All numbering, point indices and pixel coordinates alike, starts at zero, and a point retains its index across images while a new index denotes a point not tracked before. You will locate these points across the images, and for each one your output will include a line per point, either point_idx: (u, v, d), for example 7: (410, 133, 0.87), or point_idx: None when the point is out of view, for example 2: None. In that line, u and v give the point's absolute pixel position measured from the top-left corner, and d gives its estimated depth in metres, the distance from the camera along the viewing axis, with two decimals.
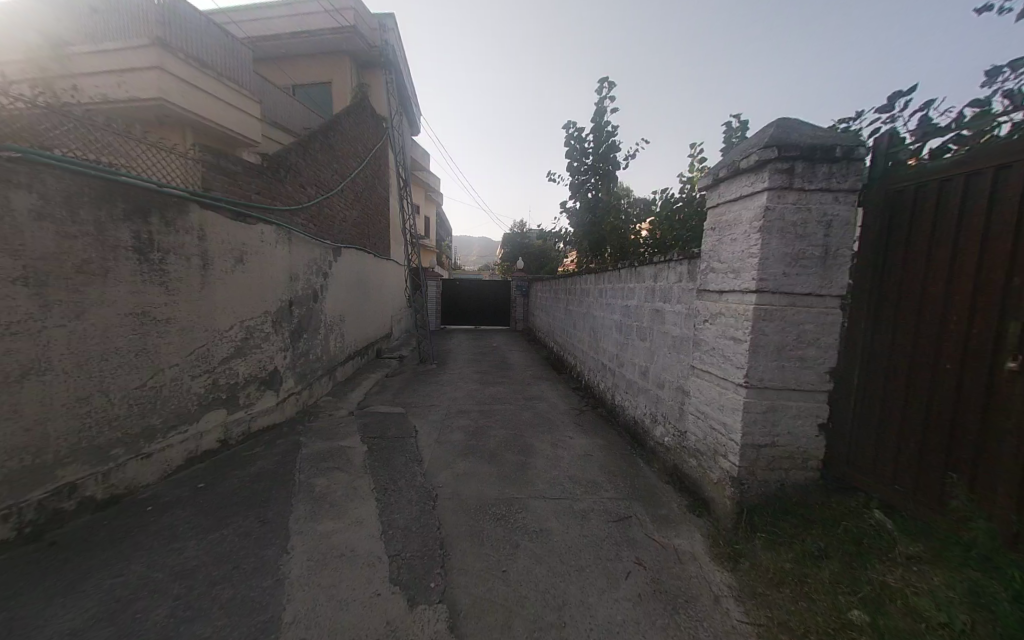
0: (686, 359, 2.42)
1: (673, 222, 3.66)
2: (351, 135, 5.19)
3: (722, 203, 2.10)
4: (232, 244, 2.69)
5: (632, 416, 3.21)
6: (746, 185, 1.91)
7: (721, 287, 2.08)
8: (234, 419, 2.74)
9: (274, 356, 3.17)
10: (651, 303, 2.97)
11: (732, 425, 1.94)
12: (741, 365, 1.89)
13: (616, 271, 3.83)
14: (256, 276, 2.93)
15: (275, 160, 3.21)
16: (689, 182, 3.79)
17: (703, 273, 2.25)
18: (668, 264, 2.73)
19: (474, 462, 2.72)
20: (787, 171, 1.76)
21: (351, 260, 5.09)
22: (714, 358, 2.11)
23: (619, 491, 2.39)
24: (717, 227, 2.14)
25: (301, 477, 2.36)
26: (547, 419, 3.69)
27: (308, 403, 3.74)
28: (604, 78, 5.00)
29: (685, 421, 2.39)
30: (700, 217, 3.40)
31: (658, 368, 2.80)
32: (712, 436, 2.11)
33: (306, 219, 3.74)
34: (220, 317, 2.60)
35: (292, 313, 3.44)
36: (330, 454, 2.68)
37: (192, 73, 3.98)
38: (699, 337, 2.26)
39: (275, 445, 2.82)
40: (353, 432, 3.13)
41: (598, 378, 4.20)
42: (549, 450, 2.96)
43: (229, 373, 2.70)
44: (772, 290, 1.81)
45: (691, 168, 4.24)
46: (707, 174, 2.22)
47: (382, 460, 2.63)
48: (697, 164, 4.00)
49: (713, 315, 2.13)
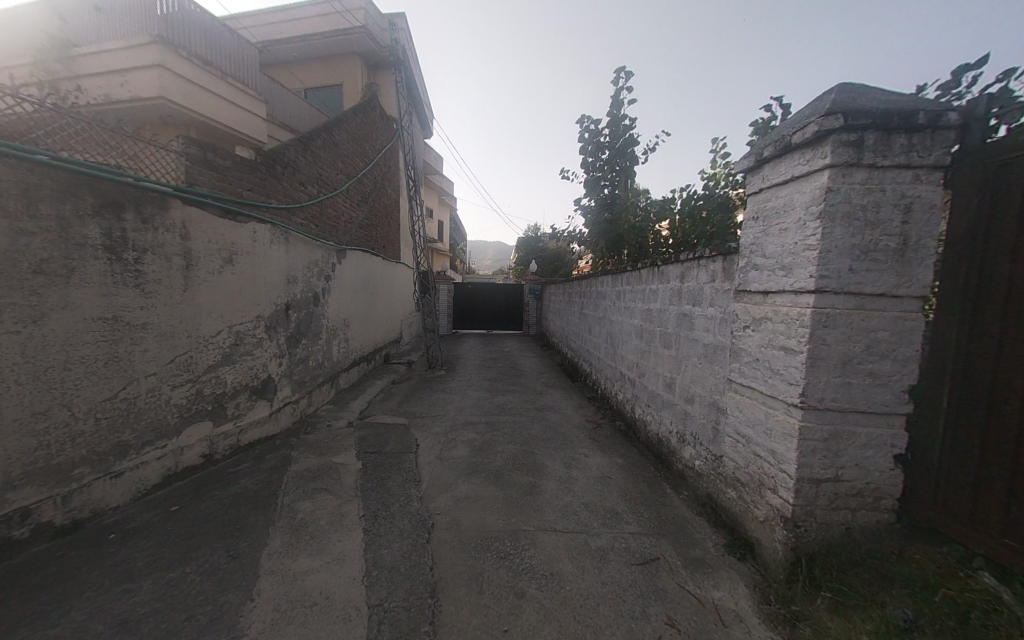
0: (721, 371, 2.08)
1: (698, 218, 3.36)
2: (357, 134, 5.03)
3: (767, 186, 1.77)
4: (219, 244, 2.51)
5: (656, 433, 2.86)
6: (800, 162, 1.57)
7: (766, 287, 1.75)
8: (220, 432, 2.55)
9: (268, 363, 2.97)
10: (678, 306, 2.64)
11: (784, 454, 1.60)
12: (796, 381, 1.55)
13: (636, 271, 3.50)
14: (247, 278, 2.75)
15: (271, 155, 3.03)
16: (713, 176, 3.49)
17: (743, 271, 1.92)
18: (698, 262, 2.40)
19: (478, 484, 2.43)
20: (855, 143, 1.42)
21: (356, 263, 4.92)
22: (758, 371, 1.78)
23: (642, 524, 2.06)
24: (761, 217, 1.80)
25: (285, 500, 2.13)
26: (560, 433, 3.38)
27: (307, 413, 3.54)
28: (623, 68, 4.67)
29: (721, 444, 2.05)
30: (726, 213, 3.12)
31: (687, 380, 2.46)
32: (756, 464, 1.78)
33: (306, 219, 3.57)
34: (205, 322, 2.42)
35: (289, 317, 3.25)
36: (320, 473, 2.45)
37: (196, 72, 3.90)
38: (738, 346, 1.92)
39: (264, 461, 2.61)
40: (349, 446, 2.89)
41: (617, 388, 3.86)
42: (562, 470, 2.65)
43: (215, 382, 2.51)
44: (835, 290, 1.47)
45: (716, 162, 3.91)
46: (747, 153, 1.89)
47: (375, 481, 2.38)
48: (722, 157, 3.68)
49: (756, 320, 1.80)
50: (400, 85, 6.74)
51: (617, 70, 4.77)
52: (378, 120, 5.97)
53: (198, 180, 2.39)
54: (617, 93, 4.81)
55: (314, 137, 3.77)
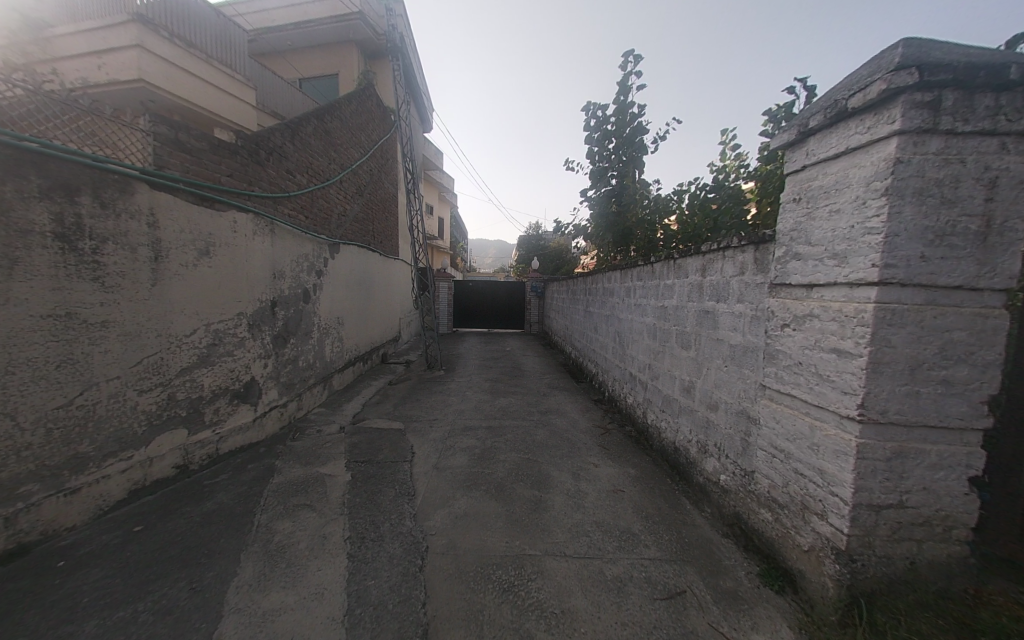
0: (753, 376, 1.85)
1: (712, 209, 3.19)
2: (352, 123, 4.80)
3: (813, 163, 1.53)
4: (194, 234, 2.28)
5: (672, 442, 2.63)
6: (858, 131, 1.33)
7: (811, 279, 1.51)
8: (196, 441, 2.33)
9: (252, 365, 2.75)
10: (698, 303, 2.40)
11: (836, 475, 1.37)
12: (852, 389, 1.32)
13: (648, 265, 3.26)
14: (228, 272, 2.53)
15: (253, 139, 2.79)
16: (724, 166, 3.32)
17: (780, 262, 1.68)
18: (722, 253, 2.16)
19: (479, 498, 2.21)
20: (930, 104, 1.18)
21: (351, 258, 4.70)
22: (800, 377, 1.54)
23: (663, 548, 1.83)
24: (805, 199, 1.57)
25: (262, 518, 1.91)
26: (567, 439, 3.15)
27: (297, 418, 3.32)
28: (631, 51, 4.42)
29: (753, 458, 1.82)
30: (741, 203, 2.95)
31: (709, 385, 2.22)
32: (797, 483, 1.55)
33: (295, 209, 3.34)
34: (177, 320, 2.20)
35: (275, 315, 3.03)
36: (305, 486, 2.22)
37: (178, 54, 3.67)
38: (774, 348, 1.69)
39: (244, 472, 2.38)
40: (338, 454, 2.67)
41: (626, 391, 3.62)
42: (570, 482, 2.42)
43: (190, 386, 2.28)
44: (903, 282, 1.24)
45: (726, 152, 3.74)
46: (786, 126, 1.65)
47: (364, 495, 2.15)
48: (733, 147, 3.51)
49: (798, 318, 1.56)
50: (398, 73, 6.48)
51: (625, 53, 4.50)
52: (374, 109, 5.73)
53: (168, 163, 2.15)
54: (625, 78, 4.55)
55: (304, 123, 3.53)
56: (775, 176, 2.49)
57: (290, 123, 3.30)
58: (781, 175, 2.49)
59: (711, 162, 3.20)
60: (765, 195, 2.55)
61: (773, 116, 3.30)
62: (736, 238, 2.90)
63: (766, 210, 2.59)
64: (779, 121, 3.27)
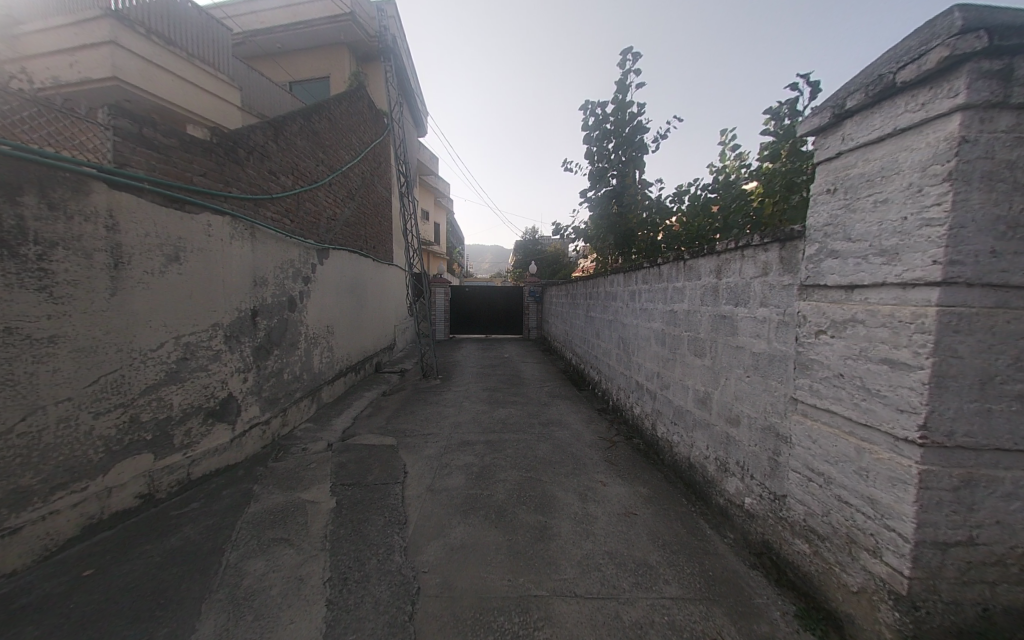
0: (781, 388, 1.66)
1: (715, 209, 3.06)
2: (342, 123, 4.62)
3: (851, 149, 1.36)
4: (161, 237, 2.06)
5: (686, 457, 2.43)
6: (910, 109, 1.16)
7: (852, 280, 1.33)
8: (163, 466, 2.09)
9: (229, 379, 2.53)
10: (713, 307, 2.21)
11: (893, 507, 1.18)
12: (911, 407, 1.13)
13: (654, 268, 3.08)
14: (202, 279, 2.32)
15: (231, 136, 2.60)
16: (725, 166, 3.21)
17: (812, 261, 1.50)
18: (740, 254, 1.98)
19: (478, 526, 1.99)
20: (1001, 75, 1.00)
21: (341, 264, 4.50)
22: (843, 391, 1.35)
23: (685, 584, 1.62)
24: (843, 188, 1.39)
25: (231, 558, 1.67)
26: (572, 454, 2.95)
27: (281, 435, 3.09)
28: (629, 49, 4.28)
29: (784, 481, 1.62)
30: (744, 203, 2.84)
31: (729, 397, 2.03)
32: (842, 513, 1.35)
33: (279, 211, 3.15)
34: (141, 332, 1.97)
35: (257, 325, 2.82)
36: (283, 516, 1.99)
37: (156, 51, 3.49)
38: (808, 357, 1.51)
39: (218, 499, 2.15)
40: (323, 476, 2.45)
41: (633, 401, 3.42)
42: (577, 504, 2.21)
43: (157, 405, 2.06)
44: (972, 282, 1.05)
45: (725, 152, 3.64)
46: (816, 110, 1.48)
47: (350, 526, 1.93)
48: (730, 146, 3.41)
49: (837, 323, 1.38)
50: (390, 75, 6.33)
51: (623, 51, 4.36)
52: (366, 110, 5.57)
53: (130, 159, 1.94)
54: (623, 77, 4.41)
55: (288, 123, 3.34)
56: (778, 175, 2.39)
57: (273, 121, 3.12)
58: (785, 174, 2.38)
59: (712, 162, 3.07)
60: (769, 194, 2.44)
61: (773, 112, 3.18)
62: (742, 237, 2.78)
63: (771, 209, 2.47)
64: (780, 116, 3.15)
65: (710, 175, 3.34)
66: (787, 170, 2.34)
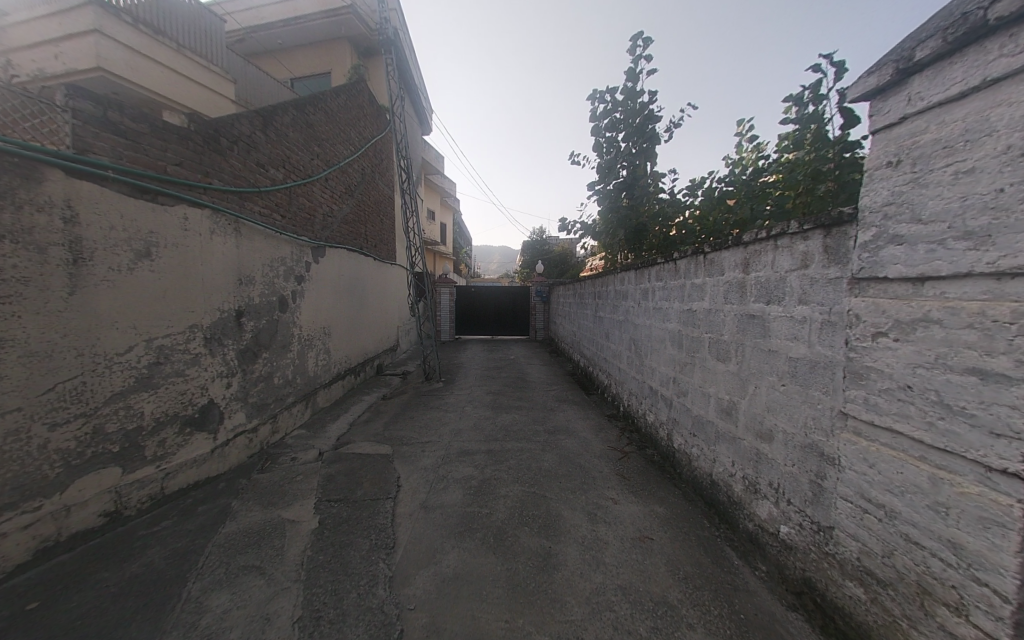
0: (826, 400, 1.41)
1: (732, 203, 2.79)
2: (339, 117, 4.46)
3: (919, 111, 1.11)
4: (130, 231, 1.90)
5: (708, 474, 2.18)
6: (1006, 52, 0.91)
7: (923, 270, 1.08)
8: (132, 480, 1.92)
9: (210, 384, 2.36)
10: (740, 306, 1.96)
11: (987, 557, 0.93)
12: (1012, 431, 0.88)
13: (669, 263, 2.83)
14: (177, 277, 2.15)
15: (213, 124, 2.43)
16: (742, 157, 2.95)
17: (868, 250, 1.25)
18: (774, 245, 1.72)
19: (473, 552, 1.77)
20: None
21: (338, 263, 4.33)
22: (913, 407, 1.10)
23: (713, 630, 1.37)
24: (912, 158, 1.14)
25: (193, 590, 1.48)
26: (579, 465, 2.72)
27: (270, 443, 2.92)
28: (639, 34, 4.04)
29: (831, 510, 1.37)
30: (759, 198, 2.57)
31: (760, 408, 1.78)
32: (911, 556, 1.11)
33: (268, 206, 2.97)
34: (107, 335, 1.80)
35: (242, 326, 2.64)
36: (259, 538, 1.80)
37: (145, 41, 3.38)
38: (863, 365, 1.26)
39: (191, 517, 1.97)
40: (309, 491, 2.25)
41: (646, 407, 3.18)
42: (586, 526, 1.98)
43: (126, 414, 1.89)
44: None
45: (741, 146, 3.38)
46: (874, 68, 1.24)
47: (330, 551, 1.73)
48: (746, 139, 3.16)
49: (904, 325, 1.13)
50: (390, 69, 6.15)
51: (633, 37, 4.12)
52: (366, 104, 5.40)
53: (92, 146, 1.77)
54: (633, 64, 4.17)
55: (278, 113, 3.18)
56: (801, 164, 2.12)
57: (261, 111, 2.95)
58: (807, 163, 2.11)
59: (728, 152, 2.80)
60: (790, 185, 2.17)
61: (796, 98, 2.91)
62: (762, 227, 2.46)
63: (793, 201, 2.20)
64: (803, 103, 2.88)
65: (726, 168, 3.08)
66: (811, 158, 2.07)
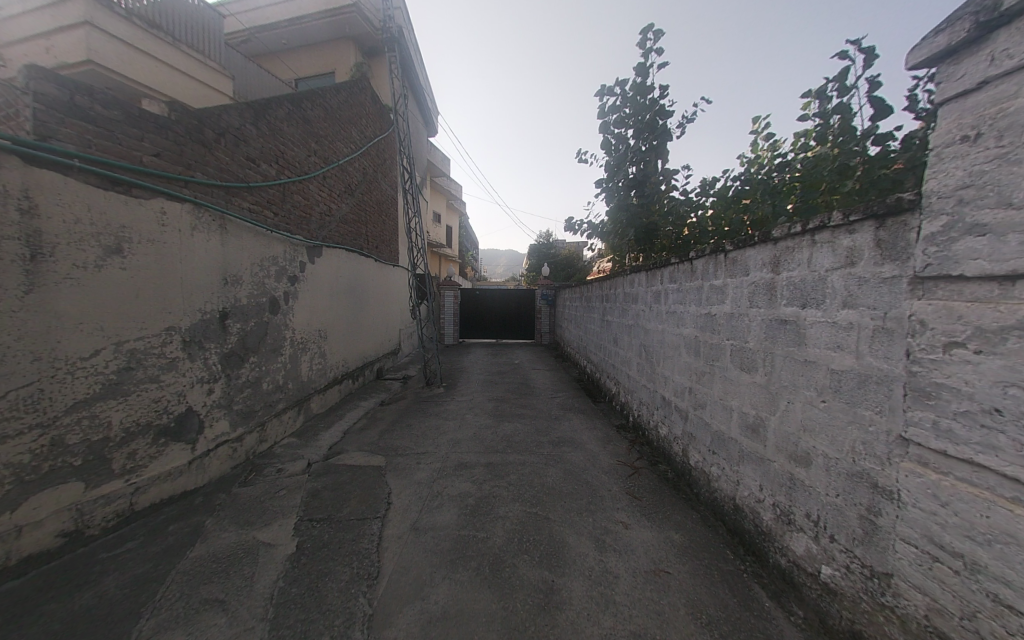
0: (880, 422, 1.19)
1: (748, 202, 2.56)
2: (339, 114, 4.34)
3: (1006, 72, 0.90)
4: (99, 225, 1.75)
5: (731, 497, 1.95)
6: None
7: (1014, 266, 0.87)
8: (97, 496, 1.76)
9: (188, 391, 2.20)
10: (769, 309, 1.74)
11: None
12: None
13: (684, 263, 2.63)
14: (153, 275, 2.00)
15: (196, 114, 2.29)
16: (761, 153, 2.73)
17: (937, 243, 1.04)
18: (810, 241, 1.51)
19: (465, 585, 1.57)
20: None
21: (336, 263, 4.19)
22: (1002, 437, 0.88)
23: None
24: (997, 130, 0.92)
25: (145, 628, 1.31)
26: (586, 482, 2.50)
27: (257, 452, 2.76)
28: (650, 26, 3.86)
29: (888, 555, 1.15)
30: (775, 196, 2.33)
31: (794, 427, 1.56)
32: (1002, 624, 0.88)
33: (257, 203, 2.83)
34: (70, 338, 1.65)
35: (226, 329, 2.49)
36: (229, 565, 1.62)
37: (137, 34, 3.30)
38: (931, 382, 1.04)
39: (160, 538, 1.80)
40: (291, 509, 2.07)
41: (658, 419, 2.96)
42: (593, 556, 1.77)
43: (91, 424, 1.73)
44: None
45: (757, 143, 3.15)
46: (945, 24, 1.04)
47: (305, 582, 1.54)
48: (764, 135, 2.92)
49: (989, 333, 0.91)
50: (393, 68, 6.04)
51: (644, 29, 3.94)
52: (368, 102, 5.28)
53: (57, 132, 1.63)
54: (644, 58, 3.97)
55: (272, 106, 3.05)
56: (827, 159, 1.89)
57: (253, 103, 2.83)
58: (833, 159, 1.88)
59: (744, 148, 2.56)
60: (812, 181, 1.94)
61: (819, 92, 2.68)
62: (782, 224, 2.21)
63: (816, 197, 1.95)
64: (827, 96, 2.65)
65: (741, 165, 2.86)
66: (838, 153, 1.84)
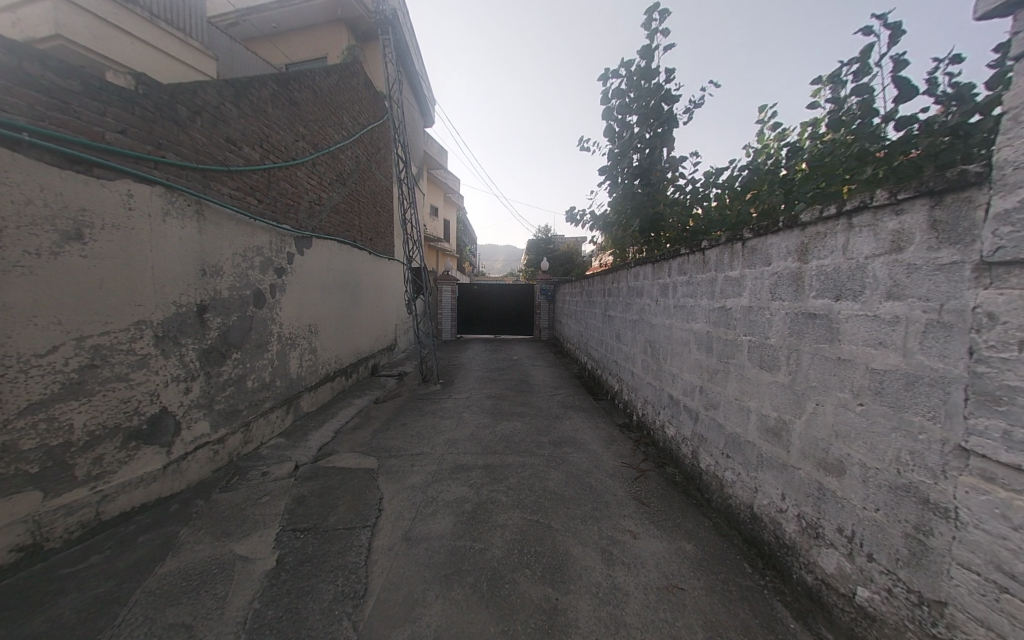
0: (933, 431, 1.05)
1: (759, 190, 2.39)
2: (329, 98, 4.13)
3: None
4: (55, 208, 1.58)
5: (748, 505, 1.82)
6: None
7: None
8: (58, 506, 1.61)
9: (161, 390, 2.04)
10: (795, 302, 1.59)
11: None
12: None
13: (695, 253, 2.47)
14: (119, 264, 1.83)
15: (167, 89, 2.11)
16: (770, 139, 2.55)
17: (1009, 221, 0.87)
18: (846, 225, 1.35)
19: (460, 604, 1.43)
20: None
21: (327, 255, 4.01)
22: None
23: None
24: None
25: None
26: (591, 486, 2.37)
27: (242, 454, 2.61)
28: (656, 5, 3.67)
29: (943, 582, 1.00)
30: (785, 186, 2.14)
31: (824, 432, 1.41)
32: None
33: (238, 188, 2.64)
34: (20, 333, 1.48)
35: (204, 323, 2.32)
36: (201, 583, 1.48)
37: (110, 7, 3.10)
38: (998, 385, 0.89)
39: (129, 550, 1.66)
40: (274, 517, 1.93)
41: (665, 419, 2.81)
42: (599, 569, 1.63)
43: (49, 427, 1.57)
44: None
45: (766, 128, 2.97)
46: None
47: (285, 603, 1.40)
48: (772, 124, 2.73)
49: None
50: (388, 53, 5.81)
51: (649, 10, 3.74)
52: (361, 87, 5.06)
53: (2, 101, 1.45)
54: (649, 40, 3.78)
55: (255, 86, 2.86)
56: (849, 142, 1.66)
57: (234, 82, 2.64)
58: (853, 142, 1.65)
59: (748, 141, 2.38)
60: (828, 165, 1.72)
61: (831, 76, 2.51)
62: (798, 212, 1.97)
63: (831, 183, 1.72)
64: None
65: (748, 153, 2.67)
66: (860, 135, 1.61)
